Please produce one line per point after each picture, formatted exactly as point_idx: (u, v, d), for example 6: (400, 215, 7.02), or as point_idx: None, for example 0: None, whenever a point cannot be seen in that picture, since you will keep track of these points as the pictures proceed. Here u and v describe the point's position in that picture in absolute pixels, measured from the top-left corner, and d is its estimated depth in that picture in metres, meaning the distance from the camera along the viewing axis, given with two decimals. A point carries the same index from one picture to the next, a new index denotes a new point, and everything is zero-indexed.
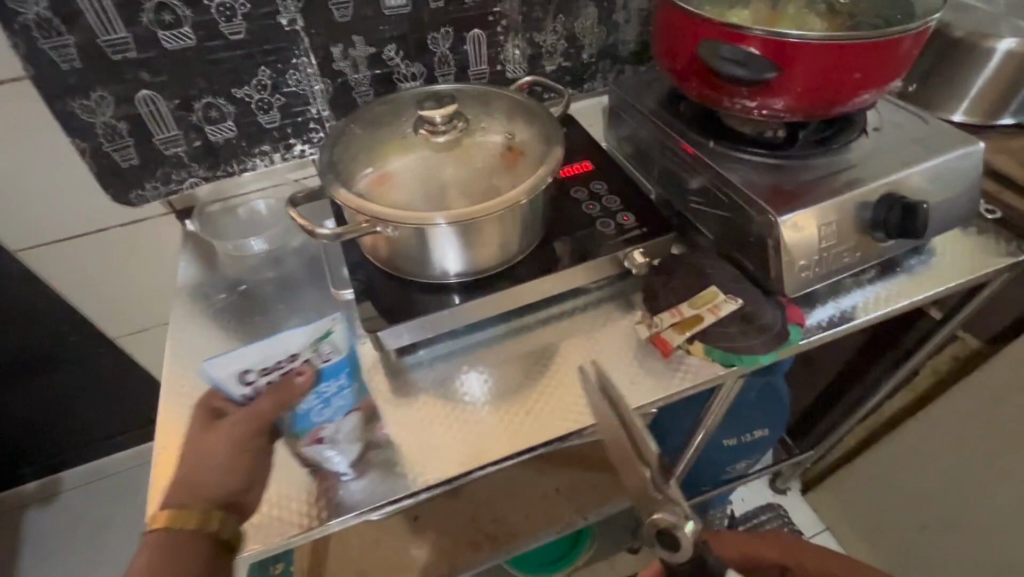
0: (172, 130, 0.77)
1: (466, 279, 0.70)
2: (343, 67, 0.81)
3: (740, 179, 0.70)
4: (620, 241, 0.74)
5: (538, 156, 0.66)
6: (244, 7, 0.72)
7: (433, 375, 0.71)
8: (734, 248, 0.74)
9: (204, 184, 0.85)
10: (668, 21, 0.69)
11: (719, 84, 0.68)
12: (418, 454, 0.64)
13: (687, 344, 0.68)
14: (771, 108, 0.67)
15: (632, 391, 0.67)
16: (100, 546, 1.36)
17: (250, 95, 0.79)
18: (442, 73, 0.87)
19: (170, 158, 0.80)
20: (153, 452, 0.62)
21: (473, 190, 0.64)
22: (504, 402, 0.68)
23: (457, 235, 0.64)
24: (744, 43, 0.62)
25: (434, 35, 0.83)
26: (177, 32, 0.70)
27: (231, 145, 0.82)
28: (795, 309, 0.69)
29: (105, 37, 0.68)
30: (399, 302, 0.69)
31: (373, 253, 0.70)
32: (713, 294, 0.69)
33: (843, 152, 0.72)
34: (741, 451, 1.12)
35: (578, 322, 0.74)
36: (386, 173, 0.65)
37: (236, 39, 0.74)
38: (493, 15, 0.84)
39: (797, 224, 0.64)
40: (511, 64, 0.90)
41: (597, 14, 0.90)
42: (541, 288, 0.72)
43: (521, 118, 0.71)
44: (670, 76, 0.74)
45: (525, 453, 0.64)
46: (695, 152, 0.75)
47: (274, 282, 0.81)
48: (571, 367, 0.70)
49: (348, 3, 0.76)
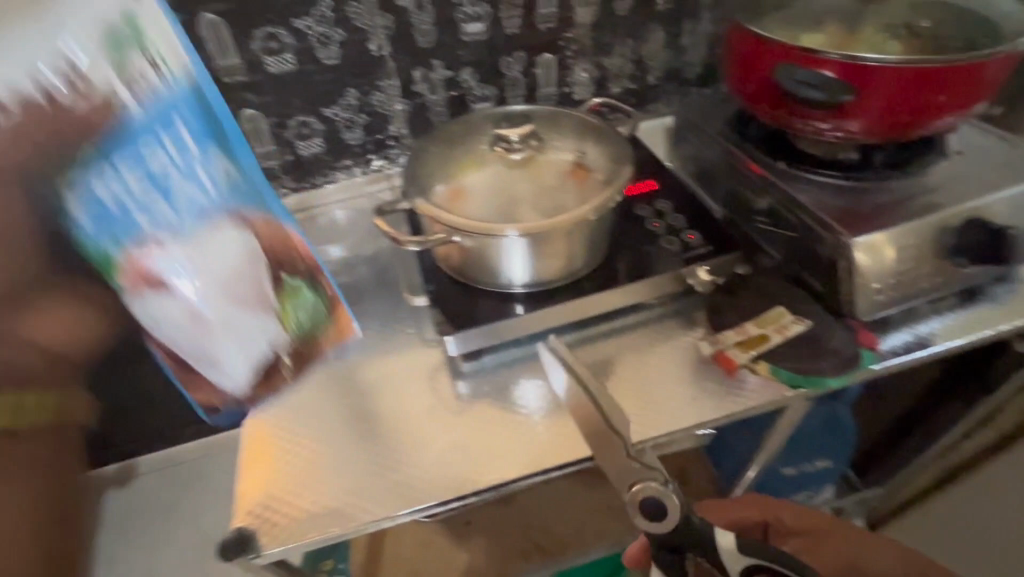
0: (268, 145, 0.85)
1: (533, 289, 0.73)
2: (422, 89, 0.87)
3: (811, 199, 0.70)
4: (686, 259, 0.75)
5: (607, 174, 0.69)
6: (339, 35, 0.79)
7: (495, 382, 0.73)
8: (804, 269, 0.72)
9: (292, 194, 0.92)
10: (739, 46, 0.71)
11: (791, 107, 0.68)
12: (479, 457, 0.65)
13: (751, 363, 0.68)
14: (845, 130, 0.67)
15: (694, 407, 0.67)
16: None
17: (338, 114, 0.86)
18: (513, 94, 0.91)
19: (265, 170, 0.88)
20: (244, 439, 0.67)
21: (543, 204, 0.67)
22: (562, 412, 0.69)
23: (528, 247, 0.67)
24: (819, 67, 0.63)
25: (508, 60, 0.88)
26: (281, 57, 0.78)
27: (318, 159, 0.90)
28: (866, 334, 0.69)
29: (221, 62, 0.76)
30: (467, 309, 0.72)
31: (445, 261, 0.75)
32: (780, 314, 0.70)
33: (921, 175, 0.71)
34: (801, 482, 1.08)
35: (639, 337, 0.75)
36: (458, 188, 0.69)
37: (330, 63, 0.81)
38: (565, 40, 0.88)
39: (871, 245, 0.64)
40: (578, 87, 0.94)
41: (664, 39, 0.93)
42: (604, 301, 0.73)
43: (591, 138, 0.74)
44: (740, 98, 0.75)
45: (584, 461, 0.65)
46: (764, 173, 0.75)
47: (345, 288, 0.86)
48: (632, 381, 0.70)
49: (431, 30, 0.82)
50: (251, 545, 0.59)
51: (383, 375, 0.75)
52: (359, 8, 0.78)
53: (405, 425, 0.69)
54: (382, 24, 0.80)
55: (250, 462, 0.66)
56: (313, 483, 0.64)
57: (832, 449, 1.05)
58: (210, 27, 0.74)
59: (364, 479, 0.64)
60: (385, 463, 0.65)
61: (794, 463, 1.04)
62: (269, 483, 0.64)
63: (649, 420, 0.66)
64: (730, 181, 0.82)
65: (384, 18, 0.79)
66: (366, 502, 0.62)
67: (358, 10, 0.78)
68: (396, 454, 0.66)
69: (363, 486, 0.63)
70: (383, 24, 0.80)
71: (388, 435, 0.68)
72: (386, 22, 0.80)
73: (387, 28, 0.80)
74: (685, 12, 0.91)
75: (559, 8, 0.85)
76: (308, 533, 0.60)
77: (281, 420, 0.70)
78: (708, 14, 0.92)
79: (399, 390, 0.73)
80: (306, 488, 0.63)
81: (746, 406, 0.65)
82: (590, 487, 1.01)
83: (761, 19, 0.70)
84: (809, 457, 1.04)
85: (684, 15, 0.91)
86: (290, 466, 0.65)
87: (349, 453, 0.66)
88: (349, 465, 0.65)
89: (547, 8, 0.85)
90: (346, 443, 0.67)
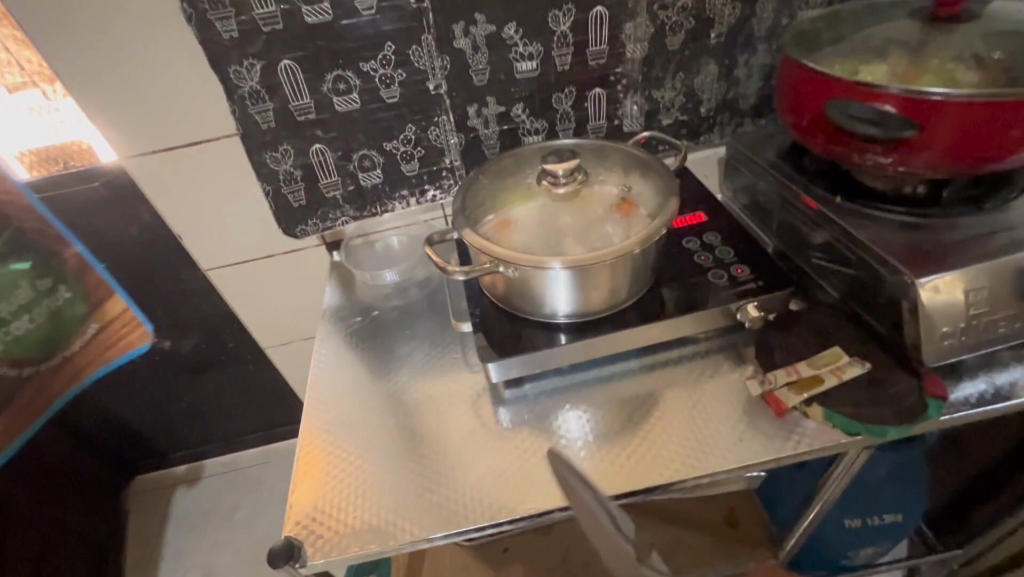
0: (333, 176, 0.92)
1: (574, 320, 0.73)
2: (476, 123, 0.91)
3: (871, 235, 0.67)
4: (734, 293, 0.73)
5: (653, 208, 0.69)
6: (400, 76, 0.85)
7: (536, 409, 0.74)
8: (863, 307, 0.69)
9: (353, 222, 0.99)
10: (794, 79, 0.70)
11: (848, 140, 0.66)
12: (516, 487, 0.65)
13: (803, 406, 0.65)
14: (909, 165, 0.64)
15: (740, 449, 0.64)
16: (226, 530, 1.52)
17: (397, 147, 0.91)
18: (563, 128, 0.94)
19: (329, 200, 0.95)
20: (297, 451, 0.71)
21: (586, 237, 0.68)
22: (601, 445, 0.68)
23: (571, 279, 0.68)
24: (878, 101, 0.61)
25: (559, 95, 0.91)
26: (347, 97, 0.85)
27: (377, 189, 0.95)
28: (936, 381, 0.63)
29: (295, 102, 0.84)
30: (510, 337, 0.74)
31: (490, 289, 0.77)
32: (837, 355, 0.67)
33: (997, 212, 0.66)
34: (866, 536, 1.00)
35: (683, 372, 0.74)
36: (507, 220, 0.71)
37: (392, 101, 0.87)
38: (615, 75, 0.90)
39: (939, 287, 0.59)
40: (628, 119, 0.95)
41: (717, 71, 0.92)
42: (648, 334, 0.73)
43: (638, 172, 0.74)
44: (794, 131, 0.73)
45: (623, 498, 0.63)
46: (820, 208, 0.73)
47: (399, 311, 0.92)
48: (675, 417, 0.69)
49: (486, 69, 0.86)
50: (297, 554, 0.61)
51: (428, 397, 0.77)
52: (419, 51, 0.83)
53: (447, 449, 0.71)
54: (440, 65, 0.85)
55: (300, 474, 0.69)
56: (357, 500, 0.66)
57: (901, 499, 0.97)
58: (286, 72, 0.81)
59: (404, 499, 0.66)
60: (426, 486, 0.67)
61: (857, 514, 0.98)
62: (317, 496, 0.67)
63: (694, 460, 0.64)
64: (789, 217, 0.80)
65: (441, 59, 0.84)
66: (405, 524, 0.63)
67: (418, 53, 0.83)
68: (436, 478, 0.67)
69: (403, 507, 0.65)
70: (440, 64, 0.85)
71: (430, 458, 0.70)
72: (443, 63, 0.85)
73: (445, 68, 0.85)
74: (741, 44, 0.90)
75: (610, 45, 0.87)
76: (350, 547, 0.62)
77: (332, 436, 0.73)
78: (763, 46, 0.91)
79: (443, 413, 0.75)
80: (350, 503, 0.66)
81: (797, 452, 0.62)
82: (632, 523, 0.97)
83: (818, 53, 0.69)
84: (876, 508, 0.98)
85: (739, 47, 0.91)
86: (337, 482, 0.68)
87: (392, 472, 0.69)
88: (391, 485, 0.67)
89: (597, 46, 0.87)
90: (389, 462, 0.70)
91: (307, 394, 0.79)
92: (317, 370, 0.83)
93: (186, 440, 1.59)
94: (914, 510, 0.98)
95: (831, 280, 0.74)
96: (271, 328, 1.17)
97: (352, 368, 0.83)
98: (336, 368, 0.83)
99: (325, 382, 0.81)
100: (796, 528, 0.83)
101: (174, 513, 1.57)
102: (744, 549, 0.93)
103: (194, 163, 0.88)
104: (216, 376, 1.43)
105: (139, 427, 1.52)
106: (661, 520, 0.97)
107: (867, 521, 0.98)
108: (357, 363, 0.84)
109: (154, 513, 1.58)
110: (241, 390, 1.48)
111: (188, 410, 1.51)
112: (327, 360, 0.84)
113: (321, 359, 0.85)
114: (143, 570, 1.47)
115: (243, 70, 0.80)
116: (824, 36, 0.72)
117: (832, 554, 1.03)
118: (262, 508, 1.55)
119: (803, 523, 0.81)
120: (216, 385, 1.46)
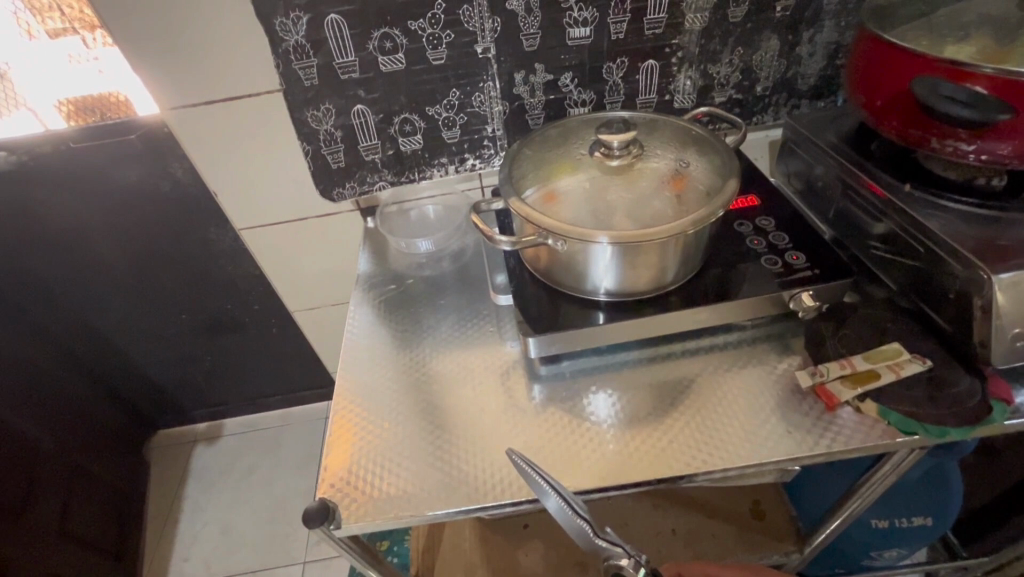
0: (372, 139, 0.90)
1: (618, 299, 0.71)
2: (522, 91, 0.88)
3: (941, 227, 0.63)
4: (787, 281, 0.71)
5: (709, 187, 0.66)
6: (448, 37, 0.82)
7: (572, 387, 0.72)
8: (927, 303, 0.66)
9: (389, 187, 0.97)
10: (870, 57, 0.66)
11: (928, 124, 0.63)
12: (550, 463, 0.64)
13: (857, 400, 0.62)
14: (993, 152, 0.60)
15: (786, 441, 0.62)
16: (246, 485, 1.55)
17: (440, 112, 0.89)
18: (611, 100, 0.91)
19: (368, 163, 0.93)
20: (331, 415, 0.71)
21: (640, 213, 0.65)
22: (639, 428, 0.66)
23: (620, 256, 0.65)
24: (969, 81, 0.57)
25: (609, 65, 0.87)
26: (392, 57, 0.82)
27: (416, 155, 0.93)
28: (1002, 384, 0.60)
29: (340, 60, 0.82)
30: (551, 311, 0.72)
31: (533, 263, 0.75)
32: (895, 352, 0.63)
33: None
34: (893, 540, 0.97)
35: (725, 361, 0.72)
36: (556, 191, 0.68)
37: (438, 63, 0.84)
38: (670, 48, 0.86)
39: (1018, 284, 0.56)
40: (680, 95, 0.91)
41: (779, 47, 0.88)
42: (693, 317, 0.70)
43: (693, 149, 0.71)
44: (865, 113, 0.70)
45: (659, 482, 0.61)
46: (886, 196, 0.69)
47: (427, 281, 0.91)
48: (716, 404, 0.67)
49: (537, 34, 0.83)
50: (332, 517, 0.60)
51: (460, 369, 0.76)
52: (470, 10, 0.80)
53: (476, 424, 0.69)
54: (491, 27, 0.82)
55: (335, 437, 0.69)
56: (386, 469, 0.65)
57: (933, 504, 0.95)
58: (333, 27, 0.79)
59: (436, 468, 0.65)
60: (454, 459, 0.65)
61: (886, 515, 0.95)
62: (351, 459, 0.66)
63: (738, 448, 0.62)
64: (849, 206, 0.77)
65: (492, 20, 0.81)
66: (436, 493, 0.62)
67: (469, 13, 0.80)
68: (463, 450, 0.66)
69: (428, 478, 0.64)
70: (491, 26, 0.81)
71: (462, 429, 0.69)
72: (494, 25, 0.81)
73: (495, 30, 0.82)
74: (807, 19, 0.85)
75: (669, 14, 0.83)
76: (383, 513, 0.61)
77: (366, 401, 0.73)
78: (831, 22, 0.86)
79: (474, 386, 0.74)
80: (380, 470, 0.65)
81: (846, 447, 0.60)
82: (655, 509, 0.97)
83: (899, 28, 0.64)
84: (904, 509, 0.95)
85: (805, 22, 0.86)
86: (370, 446, 0.67)
87: (424, 442, 0.68)
88: (417, 456, 0.66)
89: (655, 14, 0.83)
90: (422, 431, 0.69)
91: (340, 360, 0.79)
92: (351, 336, 0.82)
93: (210, 397, 1.62)
94: (946, 516, 0.95)
95: (892, 273, 0.71)
96: (301, 292, 1.15)
97: (382, 335, 0.82)
98: (368, 335, 0.82)
99: (358, 349, 0.80)
100: (824, 526, 0.81)
101: (195, 468, 1.60)
102: (769, 542, 0.91)
103: (237, 117, 0.87)
104: (241, 337, 1.44)
105: (166, 382, 1.55)
106: (686, 510, 0.96)
107: (896, 522, 0.95)
108: (388, 330, 0.83)
109: (176, 468, 1.60)
110: (264, 351, 1.49)
111: (213, 368, 1.52)
112: (361, 328, 0.84)
113: (354, 325, 0.84)
114: (165, 521, 1.50)
115: (290, 22, 0.78)
116: (908, 10, 0.67)
117: (854, 554, 1.01)
118: (279, 470, 1.57)
119: (833, 522, 0.79)
120: (242, 346, 1.47)
